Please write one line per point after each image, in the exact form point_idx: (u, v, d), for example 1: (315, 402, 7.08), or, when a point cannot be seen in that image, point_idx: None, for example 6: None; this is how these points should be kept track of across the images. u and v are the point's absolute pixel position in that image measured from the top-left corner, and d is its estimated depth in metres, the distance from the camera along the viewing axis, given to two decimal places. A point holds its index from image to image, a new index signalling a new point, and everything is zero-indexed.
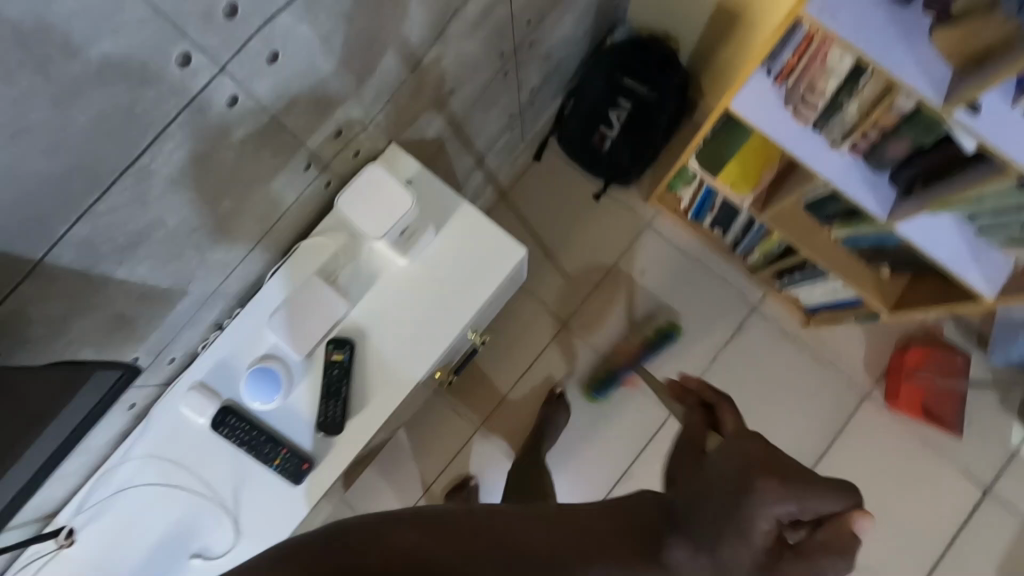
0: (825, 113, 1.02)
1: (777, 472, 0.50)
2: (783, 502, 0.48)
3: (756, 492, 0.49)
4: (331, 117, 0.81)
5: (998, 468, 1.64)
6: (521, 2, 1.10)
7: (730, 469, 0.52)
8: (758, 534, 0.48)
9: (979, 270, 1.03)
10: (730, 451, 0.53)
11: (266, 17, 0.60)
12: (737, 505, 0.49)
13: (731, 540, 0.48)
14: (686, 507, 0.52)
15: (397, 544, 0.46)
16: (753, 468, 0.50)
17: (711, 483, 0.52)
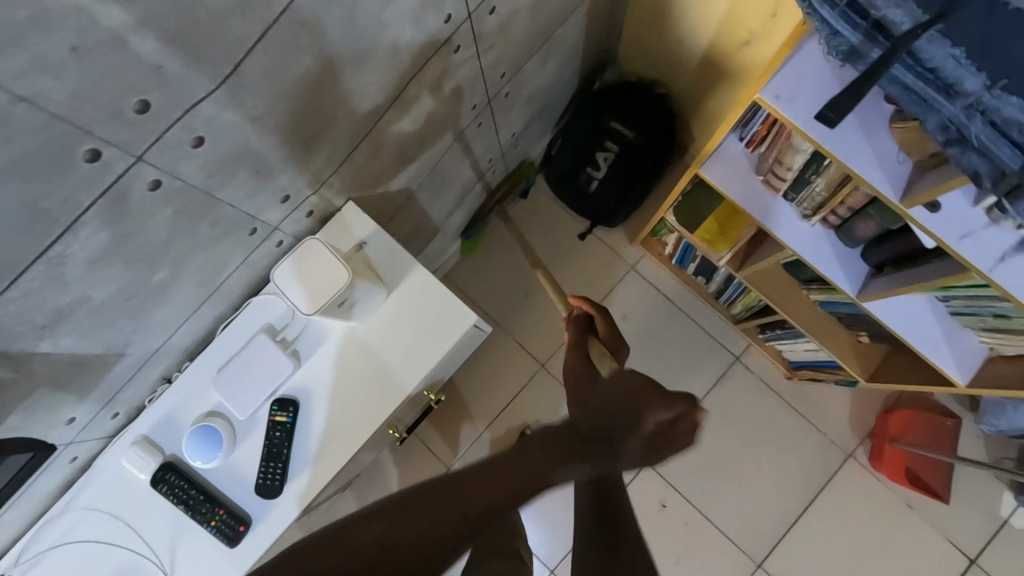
0: (794, 186, 0.99)
1: (653, 388, 0.71)
2: (660, 414, 0.69)
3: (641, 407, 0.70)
4: (273, 185, 0.81)
5: (984, 539, 1.59)
6: (490, 59, 1.09)
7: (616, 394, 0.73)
8: (644, 430, 0.70)
9: (950, 353, 0.99)
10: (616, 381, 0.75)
11: (185, 107, 0.60)
12: (629, 416, 0.71)
13: (626, 438, 0.71)
14: (589, 431, 0.73)
15: (372, 533, 0.64)
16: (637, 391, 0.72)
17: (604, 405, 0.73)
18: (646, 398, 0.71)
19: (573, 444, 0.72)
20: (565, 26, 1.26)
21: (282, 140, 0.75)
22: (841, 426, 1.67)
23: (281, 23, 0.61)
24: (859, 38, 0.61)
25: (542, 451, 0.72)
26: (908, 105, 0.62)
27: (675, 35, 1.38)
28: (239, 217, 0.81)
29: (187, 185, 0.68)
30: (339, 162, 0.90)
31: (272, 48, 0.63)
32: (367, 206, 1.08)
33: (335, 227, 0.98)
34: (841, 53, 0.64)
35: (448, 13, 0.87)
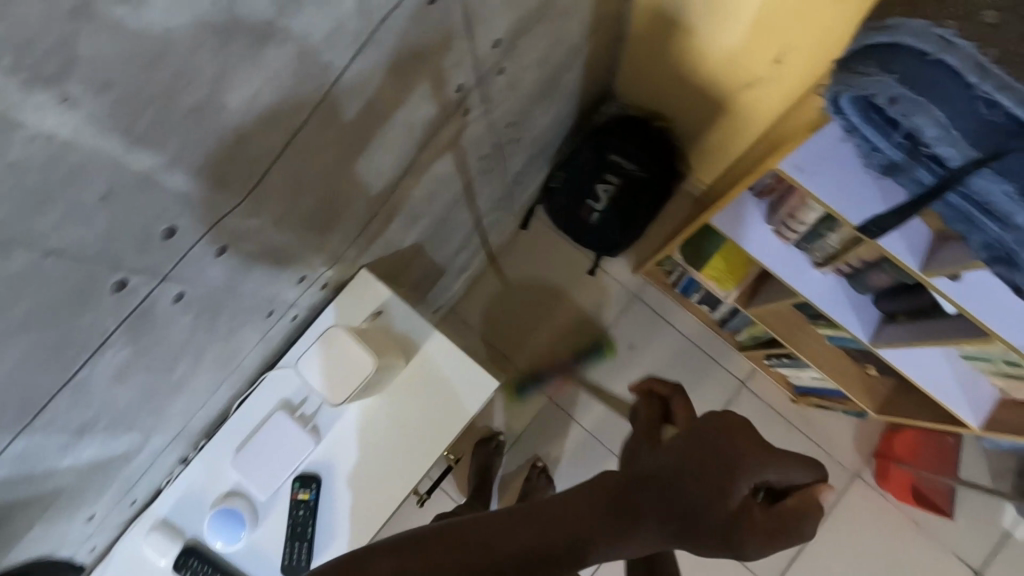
0: (806, 237, 1.00)
1: (752, 442, 0.51)
2: (763, 468, 0.50)
3: (733, 465, 0.50)
4: (292, 269, 0.80)
5: (987, 552, 1.63)
6: (497, 114, 1.08)
7: (704, 458, 0.51)
8: (736, 496, 0.49)
9: (964, 398, 1.02)
10: (695, 434, 0.53)
11: (210, 224, 0.58)
12: (722, 470, 0.50)
13: (713, 498, 0.49)
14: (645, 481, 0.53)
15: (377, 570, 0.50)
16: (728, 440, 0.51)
17: (682, 464, 0.51)
18: (739, 447, 0.51)
19: (630, 498, 0.52)
20: (568, 71, 1.26)
21: (302, 230, 0.74)
22: (846, 447, 1.70)
23: (303, 129, 0.60)
24: (904, 155, 0.61)
25: (603, 502, 0.53)
26: (952, 221, 0.61)
27: (674, 74, 1.38)
28: (256, 305, 0.79)
29: (208, 289, 0.66)
30: (354, 236, 0.89)
31: (295, 152, 0.61)
32: (379, 265, 1.07)
33: (350, 296, 0.97)
34: (883, 160, 0.64)
35: (460, 83, 0.86)
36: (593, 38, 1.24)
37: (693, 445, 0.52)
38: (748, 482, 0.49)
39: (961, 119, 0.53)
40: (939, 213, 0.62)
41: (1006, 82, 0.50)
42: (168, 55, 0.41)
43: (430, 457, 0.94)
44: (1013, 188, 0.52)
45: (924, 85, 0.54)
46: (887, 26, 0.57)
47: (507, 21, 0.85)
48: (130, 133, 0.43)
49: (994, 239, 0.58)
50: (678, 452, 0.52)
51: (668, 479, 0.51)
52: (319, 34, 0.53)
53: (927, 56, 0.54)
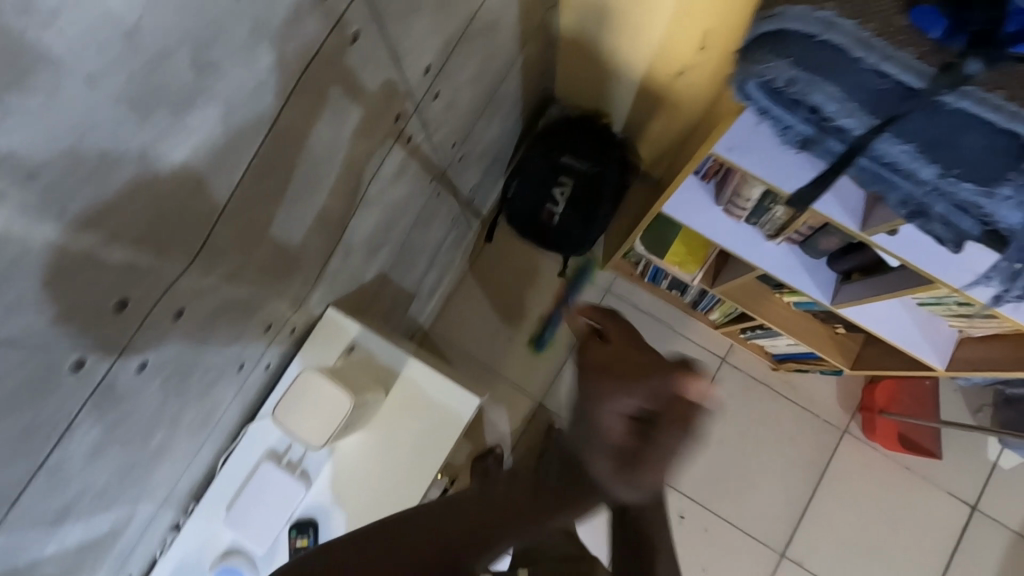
0: (755, 213, 1.03)
1: (614, 374, 0.58)
2: (622, 399, 0.55)
3: (598, 406, 0.56)
4: (257, 318, 0.79)
5: (979, 485, 1.68)
6: (441, 135, 1.10)
7: (580, 401, 0.59)
8: (609, 432, 0.55)
9: (927, 344, 1.06)
10: (586, 381, 0.59)
11: (164, 288, 0.58)
12: (590, 408, 0.57)
13: (591, 442, 0.56)
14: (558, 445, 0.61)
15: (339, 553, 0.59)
16: (591, 380, 0.58)
17: (572, 426, 0.59)
18: (605, 386, 0.57)
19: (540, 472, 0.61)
20: (506, 82, 1.28)
21: (261, 280, 0.74)
22: (831, 406, 1.74)
23: (243, 182, 0.61)
24: (813, 130, 0.66)
25: (524, 483, 0.61)
26: (868, 183, 0.67)
27: (611, 72, 1.42)
28: (227, 361, 0.79)
29: (174, 354, 0.66)
30: (316, 276, 0.89)
31: (240, 205, 0.62)
32: (347, 300, 1.07)
33: (322, 335, 0.97)
34: (794, 136, 0.68)
35: (398, 112, 0.87)
36: (525, 47, 1.27)
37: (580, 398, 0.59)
38: (613, 410, 0.55)
39: (854, 90, 0.60)
40: (854, 177, 0.68)
41: (888, 53, 0.56)
42: (94, 133, 0.42)
43: (423, 484, 0.93)
44: (913, 146, 0.60)
45: (816, 65, 0.60)
46: (772, 15, 0.61)
47: (436, 46, 0.87)
48: (65, 214, 0.44)
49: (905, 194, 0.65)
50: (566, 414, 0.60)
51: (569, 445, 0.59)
52: (246, 89, 0.54)
53: (814, 38, 0.59)
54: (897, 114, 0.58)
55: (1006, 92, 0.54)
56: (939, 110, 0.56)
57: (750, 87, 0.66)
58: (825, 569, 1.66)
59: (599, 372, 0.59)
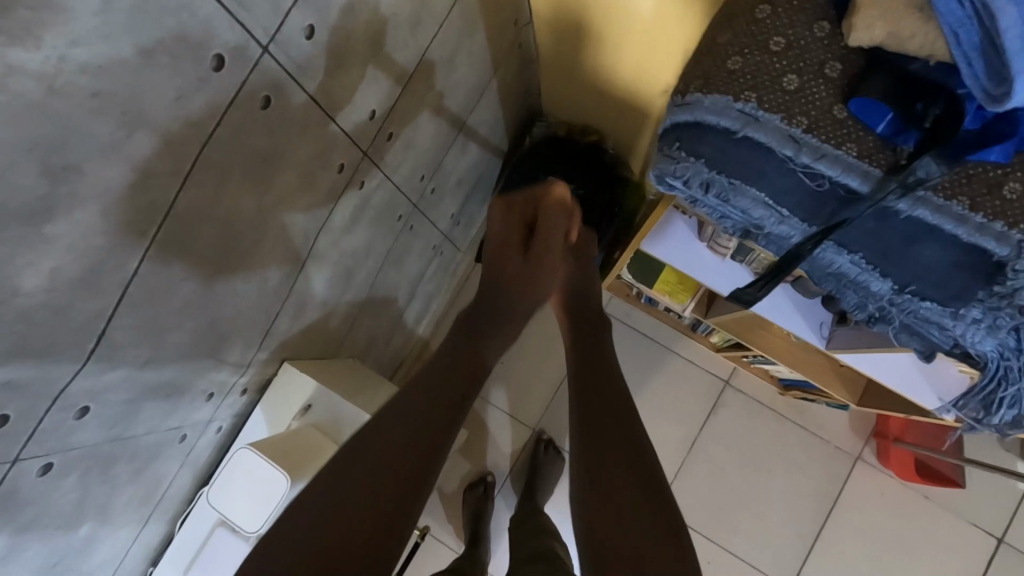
0: (739, 251, 0.95)
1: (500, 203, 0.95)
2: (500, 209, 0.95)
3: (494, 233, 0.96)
4: (192, 392, 0.76)
5: (1005, 516, 1.57)
6: (404, 173, 1.04)
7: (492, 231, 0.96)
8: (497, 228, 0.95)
9: (936, 392, 0.95)
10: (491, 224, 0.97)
11: (56, 394, 0.54)
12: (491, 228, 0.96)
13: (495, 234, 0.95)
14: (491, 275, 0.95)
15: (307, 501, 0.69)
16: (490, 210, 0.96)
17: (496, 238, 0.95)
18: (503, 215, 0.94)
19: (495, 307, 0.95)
20: (478, 107, 1.22)
21: (188, 357, 0.71)
22: (842, 431, 1.64)
23: (140, 274, 0.56)
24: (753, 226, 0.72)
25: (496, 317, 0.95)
26: (823, 276, 0.75)
27: (595, 88, 1.34)
28: (163, 436, 0.76)
29: (89, 446, 0.63)
30: (262, 337, 0.85)
31: (141, 295, 0.58)
32: (310, 348, 1.03)
33: (276, 394, 0.92)
34: (739, 226, 0.75)
35: (341, 161, 0.82)
36: (497, 69, 1.21)
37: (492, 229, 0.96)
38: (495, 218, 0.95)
39: (794, 198, 0.66)
40: (814, 270, 0.75)
41: (823, 153, 0.61)
42: None
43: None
44: (863, 255, 0.68)
45: (741, 169, 0.66)
46: (687, 104, 0.65)
47: (379, 90, 0.81)
48: None
49: (865, 299, 0.75)
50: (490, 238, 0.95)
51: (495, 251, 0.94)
52: (121, 184, 0.50)
53: (735, 133, 0.63)
54: (844, 219, 0.64)
55: (966, 199, 0.58)
56: (886, 213, 0.62)
57: (669, 181, 0.71)
58: None
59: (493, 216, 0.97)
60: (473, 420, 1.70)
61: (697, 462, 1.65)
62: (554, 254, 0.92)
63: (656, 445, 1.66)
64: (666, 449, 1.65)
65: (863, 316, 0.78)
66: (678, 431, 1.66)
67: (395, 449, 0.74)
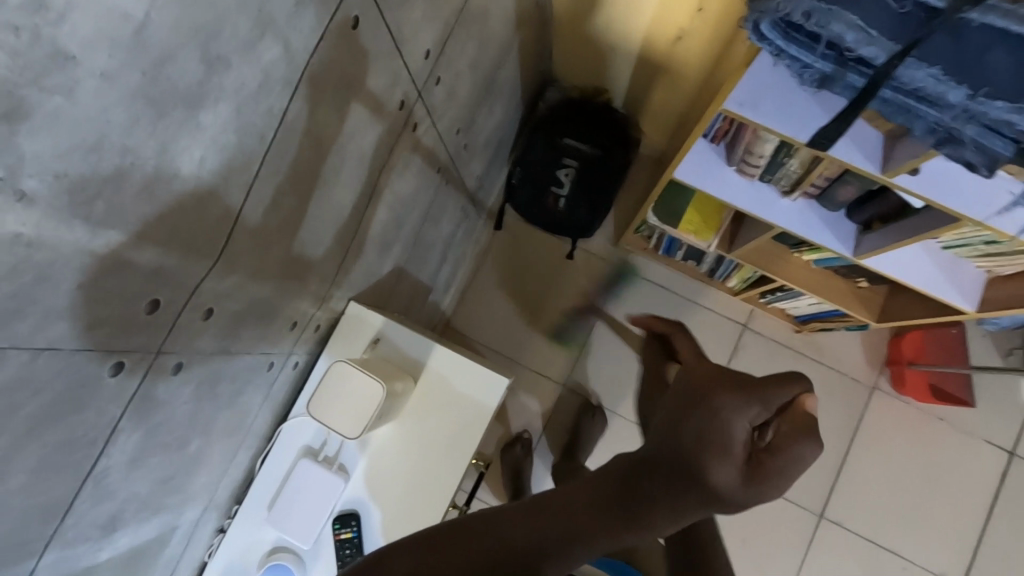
0: (768, 169, 1.02)
1: (733, 383, 0.58)
2: (748, 409, 0.56)
3: (717, 405, 0.57)
4: (281, 316, 0.80)
5: (1015, 431, 1.66)
6: (445, 123, 1.10)
7: (689, 415, 0.58)
8: (735, 440, 0.55)
9: (955, 288, 1.04)
10: (691, 391, 0.60)
11: (191, 289, 0.59)
12: (715, 410, 0.56)
13: (706, 428, 0.56)
14: (655, 466, 0.56)
15: (395, 566, 0.50)
16: (710, 386, 0.59)
17: (676, 429, 0.57)
18: (720, 385, 0.59)
19: (632, 487, 0.56)
20: (503, 64, 1.27)
21: (283, 277, 0.75)
22: (858, 363, 1.72)
23: (258, 178, 0.61)
24: (832, 66, 0.73)
25: (605, 496, 0.56)
26: (891, 114, 0.74)
27: (607, 45, 1.41)
28: (255, 362, 0.80)
29: (205, 357, 0.67)
30: (334, 273, 0.89)
31: (256, 203, 0.63)
32: (367, 295, 1.08)
33: (345, 331, 0.97)
34: (813, 77, 0.75)
35: (401, 99, 0.87)
36: (520, 28, 1.27)
37: (682, 401, 0.60)
38: (742, 419, 0.56)
39: (873, 19, 0.66)
40: (879, 111, 0.75)
41: None
42: (112, 135, 0.43)
43: (462, 459, 0.95)
44: (937, 71, 0.67)
45: None
46: None
47: (432, 30, 0.87)
48: (91, 217, 0.44)
49: (931, 124, 0.72)
50: (671, 428, 0.58)
51: (673, 452, 0.56)
52: (251, 85, 0.54)
53: None
54: (920, 38, 0.65)
55: None
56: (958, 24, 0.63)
57: (763, 26, 0.73)
58: (866, 528, 1.65)
59: (702, 380, 0.61)
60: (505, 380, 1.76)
61: None
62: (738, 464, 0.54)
63: None
64: None
65: (927, 150, 0.75)
66: None
67: (515, 545, 0.52)
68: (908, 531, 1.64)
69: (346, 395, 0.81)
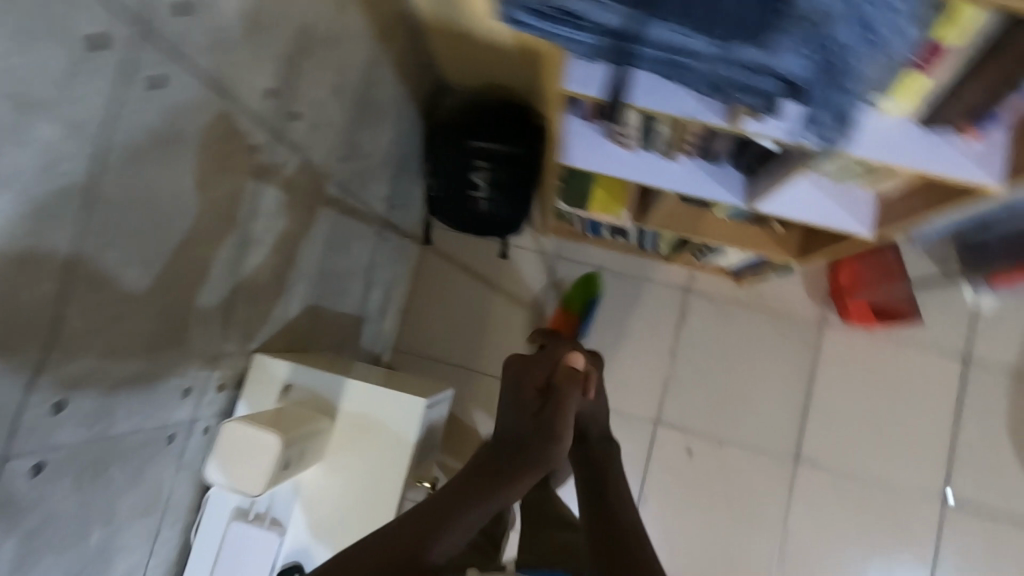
0: (643, 137, 1.02)
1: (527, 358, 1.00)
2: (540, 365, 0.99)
3: (528, 367, 0.98)
4: (166, 386, 0.78)
5: (965, 336, 1.68)
6: (321, 154, 1.08)
7: (514, 383, 0.97)
8: (534, 381, 0.97)
9: (851, 216, 1.04)
10: (515, 370, 0.99)
11: (27, 385, 0.57)
12: (523, 372, 0.98)
13: (526, 380, 0.97)
14: (510, 428, 0.93)
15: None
16: (520, 361, 0.99)
17: (515, 393, 0.96)
18: (530, 364, 0.99)
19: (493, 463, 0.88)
20: (378, 81, 1.26)
21: (151, 348, 0.73)
22: (803, 301, 1.72)
23: (76, 259, 0.59)
24: (590, 41, 0.60)
25: (479, 471, 0.86)
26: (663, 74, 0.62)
27: (483, 50, 1.35)
28: (149, 438, 0.78)
29: (74, 449, 0.65)
30: (222, 329, 0.88)
31: (84, 283, 0.61)
32: (277, 341, 1.07)
33: (253, 384, 0.96)
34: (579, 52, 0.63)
35: (251, 143, 0.85)
36: (387, 42, 1.25)
37: (513, 376, 0.98)
38: (536, 373, 0.98)
39: None
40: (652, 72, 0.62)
41: None
42: None
43: (395, 482, 0.95)
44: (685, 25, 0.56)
45: None
46: None
47: (268, 68, 0.85)
48: None
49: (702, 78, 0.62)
50: (505, 399, 0.97)
51: (518, 408, 0.95)
52: (31, 169, 0.53)
53: None
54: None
55: None
56: None
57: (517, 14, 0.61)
58: (841, 460, 1.66)
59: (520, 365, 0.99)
60: (464, 390, 1.75)
61: (680, 370, 1.72)
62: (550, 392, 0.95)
63: (640, 365, 1.73)
64: (650, 365, 1.72)
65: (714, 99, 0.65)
66: (655, 345, 1.73)
67: (397, 535, 0.72)
68: (882, 454, 1.66)
69: (239, 455, 0.80)
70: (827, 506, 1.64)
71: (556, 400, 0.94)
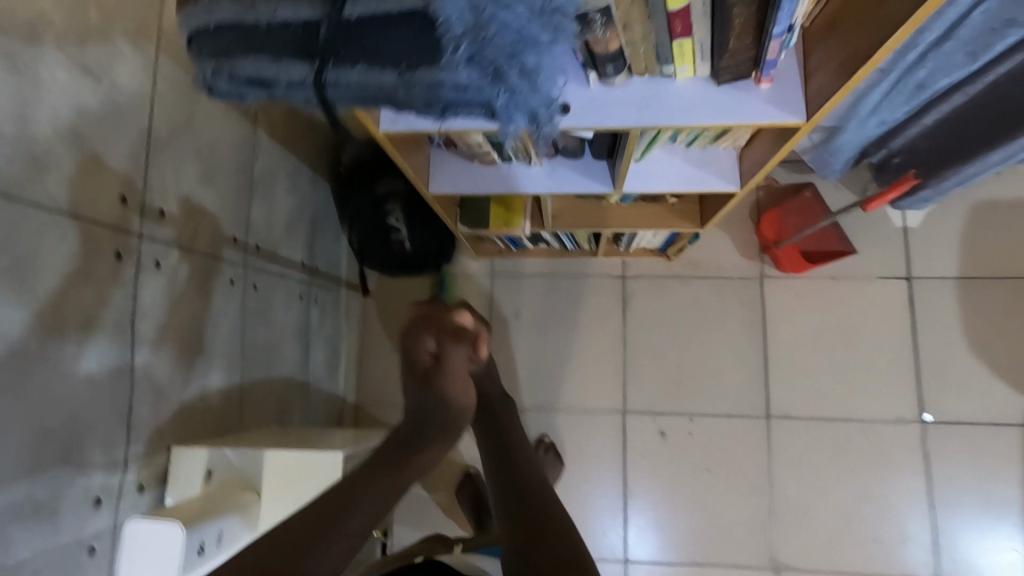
0: (497, 151, 1.04)
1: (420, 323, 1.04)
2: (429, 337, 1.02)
3: (420, 333, 1.03)
4: (69, 500, 0.81)
5: (902, 256, 1.68)
6: (207, 239, 1.12)
7: (409, 356, 1.03)
8: (425, 349, 1.02)
9: (716, 175, 1.06)
10: (408, 341, 1.04)
11: None
12: (415, 339, 1.03)
13: (419, 350, 1.02)
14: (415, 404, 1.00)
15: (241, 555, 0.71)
16: (413, 328, 1.03)
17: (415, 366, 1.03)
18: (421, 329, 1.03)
19: (405, 437, 0.96)
20: (259, 156, 1.30)
21: (39, 469, 0.76)
22: (738, 261, 1.73)
23: None
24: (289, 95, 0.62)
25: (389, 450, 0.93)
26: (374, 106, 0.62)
27: None
28: (61, 554, 0.80)
29: None
30: (126, 431, 0.90)
31: None
32: (203, 425, 1.09)
33: (175, 477, 0.97)
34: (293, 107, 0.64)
35: (115, 249, 0.89)
36: (259, 118, 1.29)
37: (407, 348, 1.04)
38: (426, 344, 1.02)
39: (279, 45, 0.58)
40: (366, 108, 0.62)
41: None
42: None
43: None
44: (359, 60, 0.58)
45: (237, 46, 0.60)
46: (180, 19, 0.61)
47: (115, 177, 0.89)
48: None
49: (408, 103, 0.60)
50: (410, 369, 1.03)
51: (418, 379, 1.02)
52: None
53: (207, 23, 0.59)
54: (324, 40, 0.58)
55: None
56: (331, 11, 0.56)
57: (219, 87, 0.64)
58: (813, 406, 1.65)
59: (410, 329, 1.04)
60: None
61: (635, 355, 1.73)
62: (449, 359, 1.01)
63: (595, 360, 1.73)
64: (604, 358, 1.73)
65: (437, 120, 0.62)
66: (606, 337, 1.74)
67: (316, 513, 0.77)
68: (851, 390, 1.65)
69: (147, 556, 0.81)
70: (808, 454, 1.63)
71: (453, 367, 1.01)
